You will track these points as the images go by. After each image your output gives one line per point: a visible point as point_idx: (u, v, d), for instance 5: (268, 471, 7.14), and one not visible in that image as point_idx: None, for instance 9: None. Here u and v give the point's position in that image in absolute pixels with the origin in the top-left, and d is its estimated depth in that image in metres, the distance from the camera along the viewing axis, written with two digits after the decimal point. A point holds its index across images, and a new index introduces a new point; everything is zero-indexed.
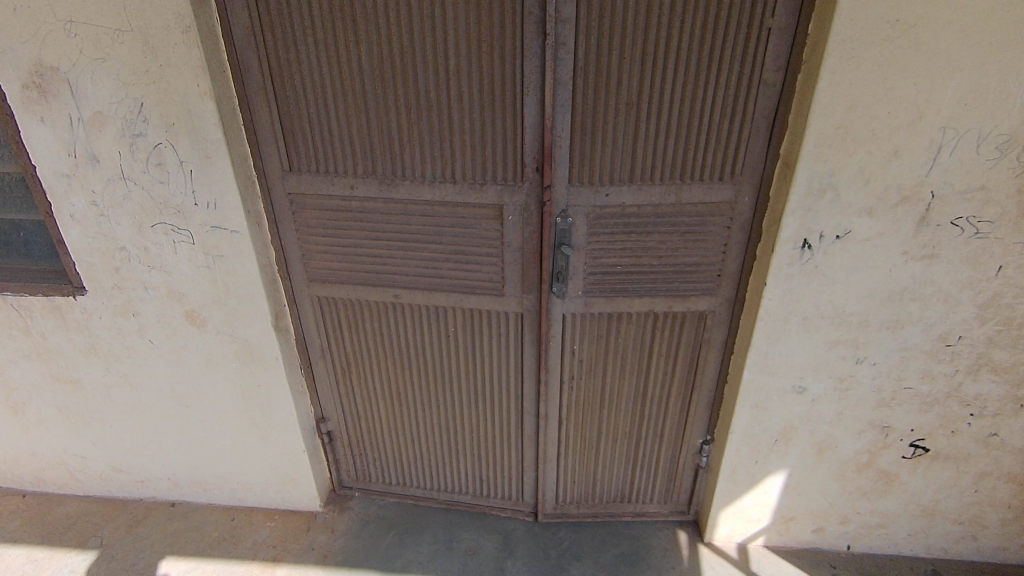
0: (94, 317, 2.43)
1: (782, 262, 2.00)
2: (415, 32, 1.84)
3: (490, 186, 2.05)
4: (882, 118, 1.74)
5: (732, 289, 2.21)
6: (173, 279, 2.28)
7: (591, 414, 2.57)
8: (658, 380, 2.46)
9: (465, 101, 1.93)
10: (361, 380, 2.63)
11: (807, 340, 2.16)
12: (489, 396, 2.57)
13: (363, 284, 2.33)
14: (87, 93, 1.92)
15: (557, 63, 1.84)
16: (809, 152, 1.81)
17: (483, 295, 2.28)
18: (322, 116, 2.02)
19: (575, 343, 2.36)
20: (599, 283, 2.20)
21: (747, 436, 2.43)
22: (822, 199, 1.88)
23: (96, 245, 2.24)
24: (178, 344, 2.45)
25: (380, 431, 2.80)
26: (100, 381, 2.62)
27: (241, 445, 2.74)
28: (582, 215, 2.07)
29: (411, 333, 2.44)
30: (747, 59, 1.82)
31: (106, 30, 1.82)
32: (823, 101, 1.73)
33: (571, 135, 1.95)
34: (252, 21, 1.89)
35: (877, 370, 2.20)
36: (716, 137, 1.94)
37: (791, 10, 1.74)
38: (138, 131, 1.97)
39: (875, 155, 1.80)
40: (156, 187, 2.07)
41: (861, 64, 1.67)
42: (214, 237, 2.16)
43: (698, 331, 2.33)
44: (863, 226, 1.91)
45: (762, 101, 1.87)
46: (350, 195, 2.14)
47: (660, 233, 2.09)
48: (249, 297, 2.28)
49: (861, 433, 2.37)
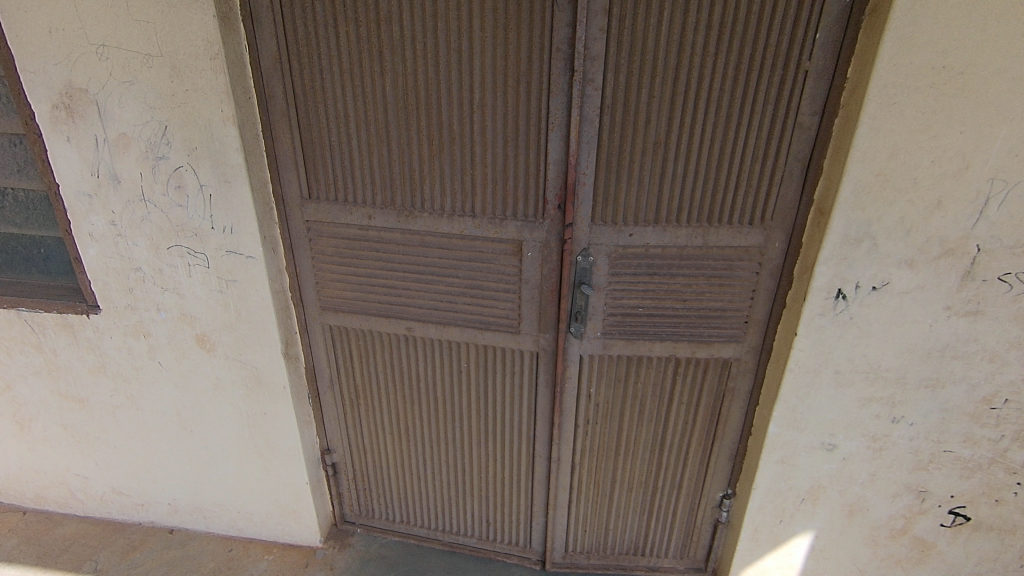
0: (105, 336, 2.41)
1: (813, 311, 1.90)
2: (441, 64, 1.83)
3: (510, 221, 2.00)
4: (924, 167, 1.66)
5: (759, 337, 2.11)
6: (186, 302, 2.25)
7: (605, 461, 2.45)
8: (678, 429, 2.34)
9: (488, 135, 1.89)
10: (370, 413, 2.56)
11: (839, 396, 2.04)
12: (500, 437, 2.47)
13: (376, 315, 2.28)
14: (113, 115, 1.93)
15: (584, 100, 1.80)
16: (846, 199, 1.73)
17: (498, 332, 2.21)
18: (343, 144, 1.99)
19: (591, 386, 2.26)
20: (619, 325, 2.12)
21: (771, 493, 2.28)
22: (859, 247, 1.78)
23: (112, 265, 2.23)
24: (187, 367, 2.41)
25: (385, 466, 2.70)
26: (107, 401, 2.58)
27: (243, 473, 2.67)
28: (604, 254, 2.00)
29: (422, 367, 2.36)
30: (781, 102, 1.76)
31: (135, 54, 1.83)
32: (862, 147, 1.66)
33: (596, 173, 1.89)
34: (280, 49, 1.89)
35: (914, 431, 2.06)
36: (747, 180, 1.87)
37: (829, 54, 1.68)
38: (161, 153, 1.96)
39: (917, 204, 1.70)
40: (174, 210, 2.06)
41: (904, 110, 1.60)
42: (229, 262, 2.13)
43: (722, 379, 2.22)
44: (903, 278, 1.81)
45: (796, 145, 1.80)
46: (367, 225, 2.10)
47: (684, 277, 2.01)
48: (260, 323, 2.24)
49: (896, 497, 2.21)
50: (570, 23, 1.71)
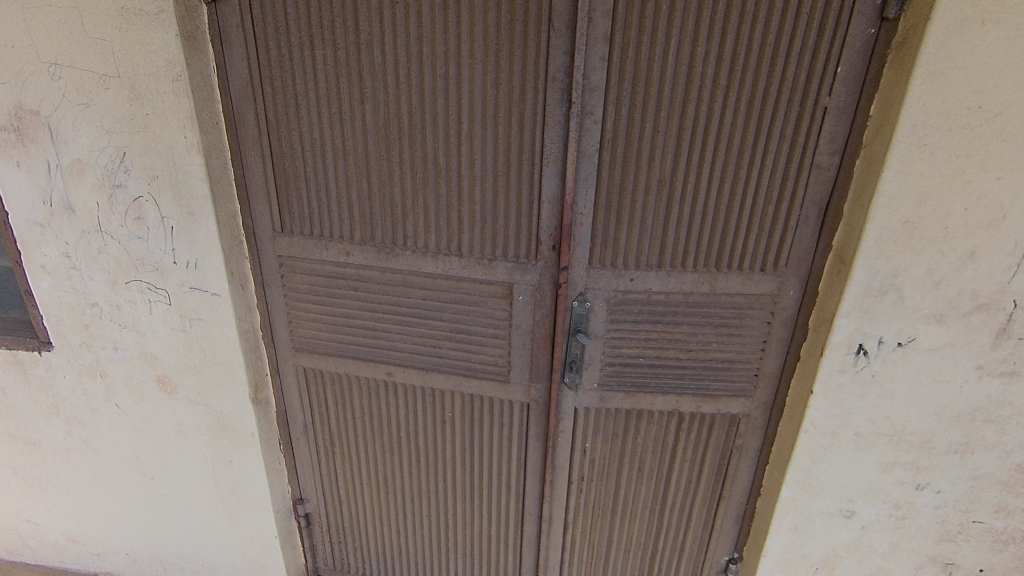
0: (58, 375, 2.21)
1: (832, 368, 1.73)
2: (427, 91, 1.67)
3: (500, 262, 1.82)
4: (956, 216, 1.49)
5: (770, 391, 1.93)
6: (146, 341, 2.06)
7: (601, 520, 2.24)
8: (681, 488, 2.14)
9: (477, 168, 1.74)
10: (346, 462, 2.35)
11: (858, 459, 1.86)
12: (487, 492, 2.27)
13: (354, 357, 2.09)
14: (67, 139, 1.76)
15: (582, 134, 1.64)
16: (870, 248, 1.56)
17: (486, 380, 2.02)
18: (319, 174, 1.83)
19: (586, 441, 2.07)
20: (617, 376, 1.93)
21: (782, 561, 2.08)
22: (883, 300, 1.61)
23: (66, 299, 2.04)
24: (146, 411, 2.21)
25: (362, 520, 2.48)
26: (60, 444, 2.37)
27: (207, 524, 2.45)
28: (602, 299, 1.82)
29: (403, 416, 2.17)
30: (797, 141, 1.61)
31: (91, 74, 1.67)
32: (887, 192, 1.50)
33: (594, 213, 1.72)
34: (252, 72, 1.74)
35: (941, 498, 1.87)
36: (760, 223, 1.71)
37: (850, 90, 1.54)
38: (118, 181, 1.79)
39: (948, 256, 1.54)
40: (133, 242, 1.88)
41: (935, 153, 1.44)
42: (193, 299, 1.95)
43: (729, 436, 2.03)
44: (931, 334, 1.64)
45: (814, 187, 1.65)
46: (345, 262, 1.93)
47: (690, 325, 1.83)
48: (226, 365, 2.05)
49: (919, 569, 2.00)
50: (567, 51, 1.57)
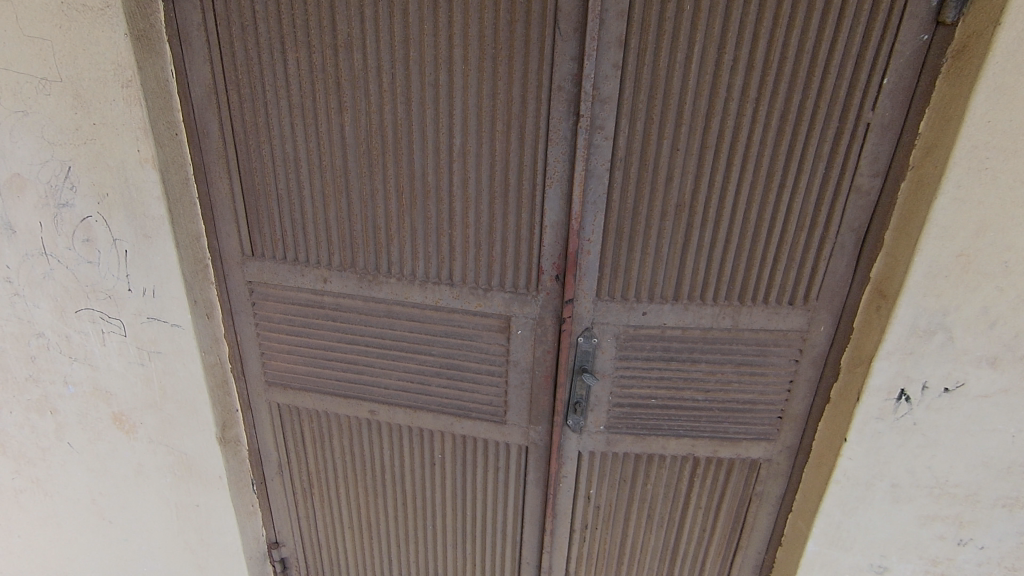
0: (4, 411, 1.99)
1: (869, 414, 1.54)
2: (413, 100, 1.47)
3: (496, 293, 1.62)
4: (1019, 247, 1.30)
5: (795, 435, 1.74)
6: (100, 375, 1.85)
7: (606, 570, 2.03)
8: (694, 538, 1.94)
9: (470, 189, 1.54)
10: (326, 505, 2.13)
11: (894, 512, 1.66)
12: (480, 538, 2.06)
13: (334, 393, 1.88)
14: (5, 152, 1.56)
15: (590, 151, 1.45)
16: (918, 283, 1.37)
17: (480, 420, 1.82)
18: (293, 191, 1.63)
19: (591, 487, 1.87)
20: (626, 418, 1.74)
21: None
22: (930, 341, 1.42)
23: (9, 328, 1.83)
24: (102, 450, 1.99)
25: (343, 566, 2.25)
26: (9, 485, 2.15)
27: (171, 571, 2.22)
28: (610, 335, 1.62)
29: (388, 456, 1.96)
30: (834, 161, 1.42)
31: (28, 77, 1.46)
32: (940, 221, 1.31)
33: (603, 239, 1.53)
34: (215, 77, 1.54)
35: (986, 556, 1.67)
36: (789, 252, 1.52)
37: (896, 104, 1.36)
38: (64, 200, 1.58)
39: (1007, 292, 1.35)
40: (83, 267, 1.67)
41: (998, 176, 1.25)
42: (151, 330, 1.74)
43: (748, 482, 1.83)
44: (982, 379, 1.45)
45: (851, 213, 1.46)
46: (322, 289, 1.72)
47: (708, 363, 1.64)
48: (190, 402, 1.84)
49: None
50: (574, 57, 1.37)
